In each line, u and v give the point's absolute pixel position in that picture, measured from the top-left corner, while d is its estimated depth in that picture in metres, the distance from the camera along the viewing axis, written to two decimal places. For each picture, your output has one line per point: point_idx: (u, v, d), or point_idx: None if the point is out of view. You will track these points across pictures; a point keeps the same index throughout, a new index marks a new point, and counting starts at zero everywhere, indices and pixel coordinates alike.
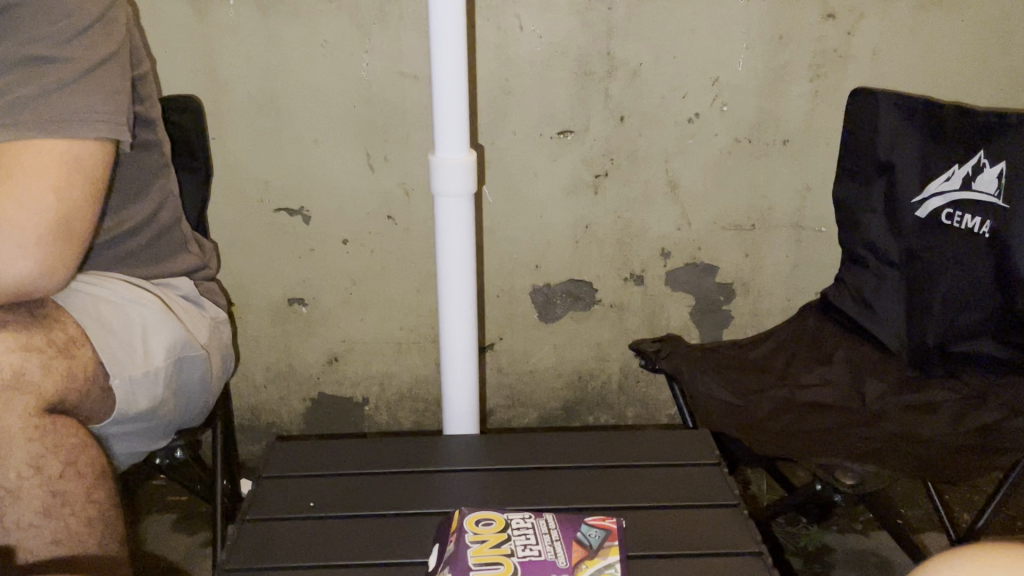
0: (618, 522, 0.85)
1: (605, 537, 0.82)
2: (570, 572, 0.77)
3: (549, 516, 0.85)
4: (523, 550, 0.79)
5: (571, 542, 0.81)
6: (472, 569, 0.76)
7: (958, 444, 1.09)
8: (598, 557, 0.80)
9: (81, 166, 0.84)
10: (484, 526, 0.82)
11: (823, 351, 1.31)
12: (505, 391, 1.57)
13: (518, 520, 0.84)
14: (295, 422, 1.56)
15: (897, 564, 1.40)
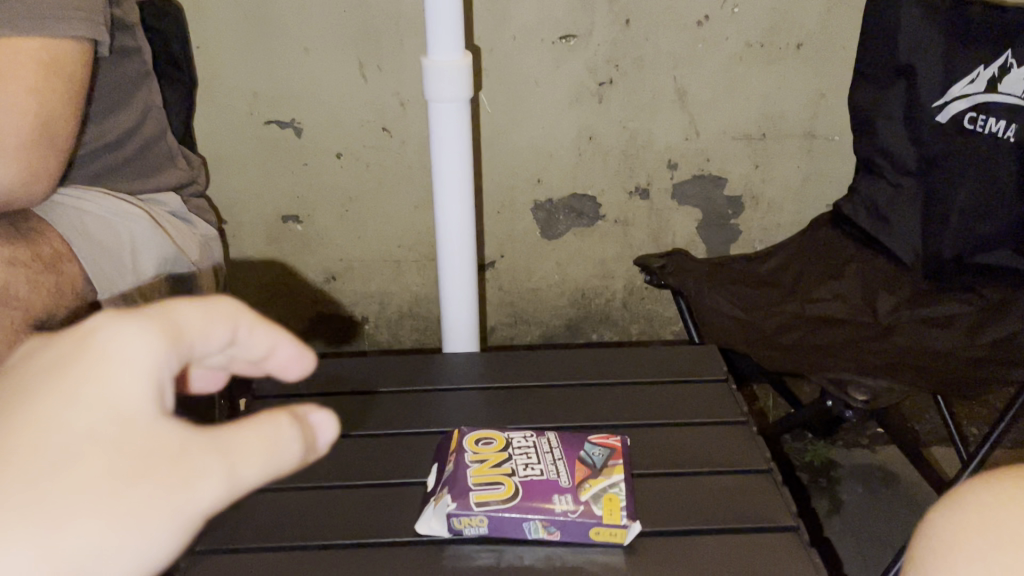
0: (623, 440, 0.83)
1: (610, 456, 0.80)
2: (574, 491, 0.74)
3: (552, 435, 0.83)
4: (525, 470, 0.77)
5: (575, 461, 0.78)
6: (472, 489, 0.74)
7: (973, 358, 1.06)
8: (603, 475, 0.77)
9: (59, 65, 0.79)
10: (484, 446, 0.80)
11: (835, 265, 1.27)
12: (507, 309, 1.54)
13: (519, 440, 0.81)
14: None
15: (904, 479, 1.38)
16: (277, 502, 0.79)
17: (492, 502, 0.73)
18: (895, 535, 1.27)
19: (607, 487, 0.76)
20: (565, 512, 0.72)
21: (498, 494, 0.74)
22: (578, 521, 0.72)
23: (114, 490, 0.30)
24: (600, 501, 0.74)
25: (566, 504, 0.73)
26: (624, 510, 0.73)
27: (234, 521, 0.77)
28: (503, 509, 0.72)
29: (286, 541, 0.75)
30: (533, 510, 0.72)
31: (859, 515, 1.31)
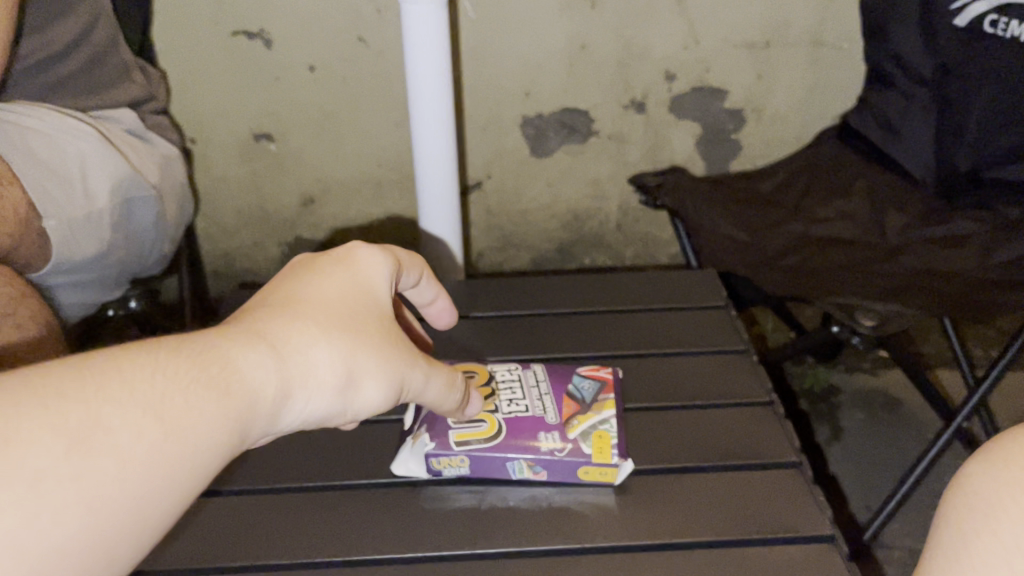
0: (616, 373, 0.77)
1: (601, 391, 0.74)
2: (561, 428, 0.69)
3: (538, 367, 0.77)
4: (508, 406, 0.71)
5: (562, 396, 0.72)
6: (452, 428, 0.68)
7: (986, 279, 1.00)
8: (593, 411, 0.71)
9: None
10: (465, 381, 0.74)
11: (840, 182, 1.20)
12: (495, 232, 1.47)
13: (503, 373, 0.76)
14: (273, 267, 1.49)
15: (906, 403, 1.34)
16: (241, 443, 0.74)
17: (471, 440, 0.67)
18: (897, 462, 1.23)
19: (597, 423, 0.70)
20: (551, 450, 0.67)
21: (479, 432, 0.68)
22: (566, 460, 0.66)
23: (375, 341, 0.51)
24: (590, 438, 0.68)
25: (552, 442, 0.67)
26: (614, 448, 0.67)
27: None
28: (484, 448, 0.67)
29: (251, 485, 0.70)
30: (516, 449, 0.67)
31: (859, 441, 1.27)
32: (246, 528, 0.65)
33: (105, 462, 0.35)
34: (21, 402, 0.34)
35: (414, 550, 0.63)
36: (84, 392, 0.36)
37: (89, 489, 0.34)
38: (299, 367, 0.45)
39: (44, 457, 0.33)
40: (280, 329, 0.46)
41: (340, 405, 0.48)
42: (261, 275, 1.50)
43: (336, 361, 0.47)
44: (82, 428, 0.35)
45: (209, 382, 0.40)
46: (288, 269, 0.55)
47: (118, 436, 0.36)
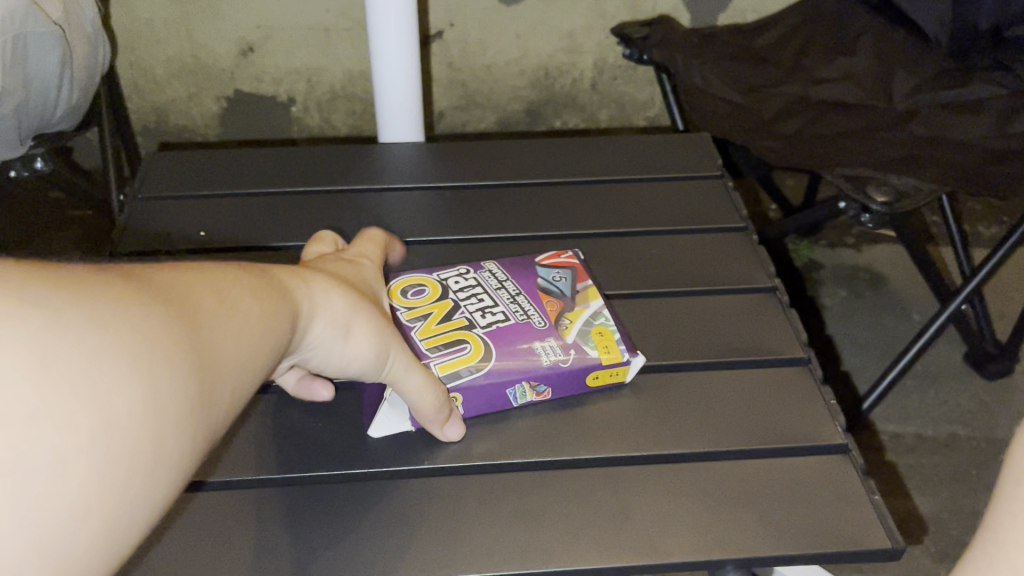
0: (577, 255, 0.66)
1: (575, 281, 0.63)
2: (555, 332, 0.58)
3: (491, 263, 0.65)
4: (486, 317, 0.58)
5: (539, 293, 0.61)
6: (432, 359, 0.55)
7: (1004, 149, 0.90)
8: (579, 305, 0.61)
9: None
10: (413, 298, 0.59)
11: (843, 39, 1.08)
12: (457, 90, 1.33)
13: (456, 280, 0.62)
14: (210, 126, 1.34)
15: (891, 281, 1.27)
16: None
17: (463, 371, 0.54)
18: (882, 345, 1.17)
19: (591, 318, 0.60)
20: (554, 362, 0.56)
21: (468, 357, 0.55)
22: (572, 369, 0.56)
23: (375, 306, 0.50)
24: (590, 338, 0.58)
25: (553, 352, 0.56)
26: (622, 344, 0.58)
27: None
28: (480, 379, 0.54)
29: None
30: (518, 372, 0.55)
31: (843, 321, 1.21)
32: None
33: (237, 315, 0.38)
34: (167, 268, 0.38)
35: (361, 464, 0.53)
36: (209, 277, 0.39)
37: (230, 330, 0.37)
38: (325, 305, 0.46)
39: (197, 298, 0.36)
40: (309, 275, 0.47)
41: (341, 348, 0.46)
42: (197, 134, 1.35)
43: (351, 310, 0.47)
44: (222, 294, 0.38)
45: (274, 289, 0.42)
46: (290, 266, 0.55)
47: (239, 302, 0.39)
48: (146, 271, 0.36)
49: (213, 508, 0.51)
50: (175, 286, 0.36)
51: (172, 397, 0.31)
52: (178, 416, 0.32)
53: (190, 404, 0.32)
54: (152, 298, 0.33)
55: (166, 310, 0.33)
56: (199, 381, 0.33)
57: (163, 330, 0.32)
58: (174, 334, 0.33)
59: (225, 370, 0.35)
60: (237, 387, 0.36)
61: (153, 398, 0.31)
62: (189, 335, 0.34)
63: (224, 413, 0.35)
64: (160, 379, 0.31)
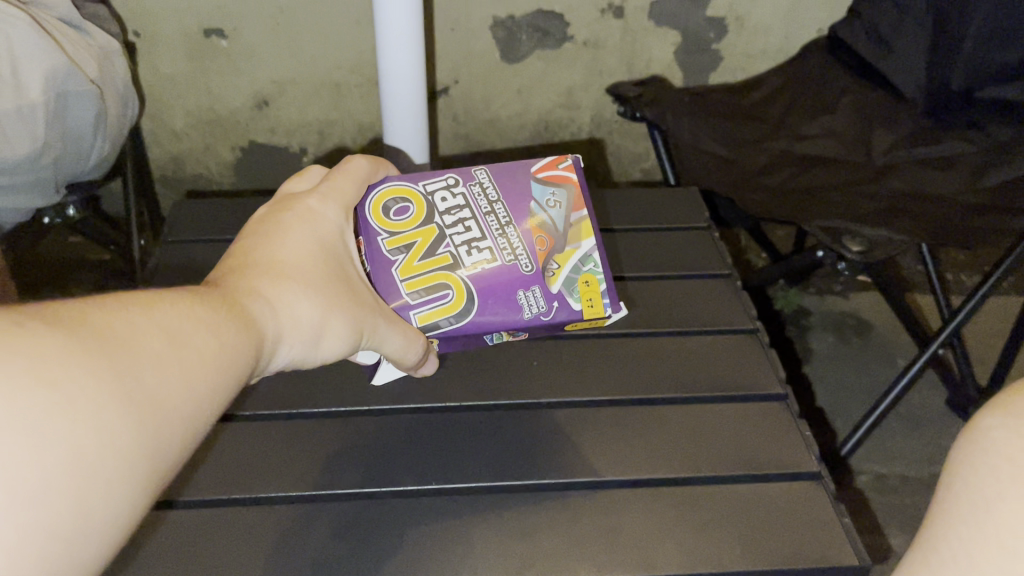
0: (576, 163, 0.67)
1: (569, 208, 0.65)
2: (542, 281, 0.62)
3: (483, 173, 0.66)
4: (470, 256, 0.62)
5: (530, 226, 0.63)
6: (414, 306, 0.60)
7: (976, 203, 0.96)
8: (570, 245, 0.64)
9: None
10: (400, 220, 0.62)
11: (826, 97, 1.15)
12: (461, 142, 1.40)
13: (444, 196, 0.64)
14: (225, 174, 1.41)
15: (876, 326, 1.32)
16: None
17: (444, 321, 0.61)
18: (867, 387, 1.21)
19: (578, 263, 0.63)
20: (536, 315, 0.62)
21: (449, 307, 0.61)
22: (551, 320, 0.63)
23: (344, 296, 0.52)
24: (574, 288, 0.63)
25: (535, 304, 0.62)
26: (604, 296, 0.63)
27: None
28: (456, 329, 0.61)
29: None
30: (496, 325, 0.61)
31: (829, 364, 1.26)
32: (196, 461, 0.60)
33: (191, 353, 0.37)
34: (113, 305, 0.35)
35: (370, 485, 0.58)
36: (160, 307, 0.37)
37: (184, 372, 0.36)
38: (290, 315, 0.47)
39: (148, 341, 0.35)
40: (271, 282, 0.48)
41: (311, 350, 0.49)
42: (213, 181, 1.42)
43: (318, 313, 0.49)
44: (169, 324, 0.37)
45: (232, 309, 0.42)
46: (250, 222, 0.55)
47: (192, 339, 0.37)
48: (91, 311, 0.34)
49: (240, 524, 0.55)
50: (122, 329, 0.34)
51: (125, 477, 0.31)
52: (131, 493, 0.31)
53: (145, 475, 0.32)
54: (99, 358, 0.31)
55: (118, 369, 0.32)
56: (152, 450, 0.32)
57: (114, 403, 0.31)
58: (125, 403, 0.31)
59: (179, 422, 0.34)
60: (192, 435, 0.35)
61: (106, 483, 0.30)
62: (140, 398, 0.32)
63: (179, 457, 0.35)
64: (98, 437, 0.30)
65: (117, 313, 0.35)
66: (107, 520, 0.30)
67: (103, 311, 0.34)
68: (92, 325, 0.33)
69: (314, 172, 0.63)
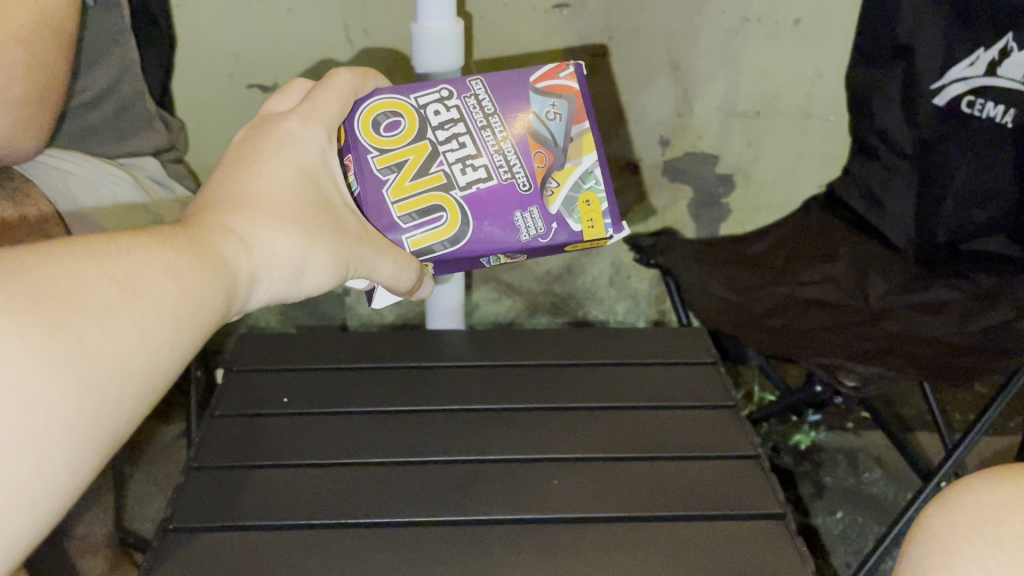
0: (577, 71, 0.78)
1: (570, 121, 0.77)
2: (540, 202, 0.76)
3: (479, 82, 0.77)
4: (463, 175, 0.74)
5: (531, 143, 0.76)
6: (414, 226, 0.74)
7: (964, 344, 1.04)
8: (572, 161, 0.76)
9: (52, 26, 0.67)
10: (392, 137, 0.74)
11: (826, 246, 1.26)
12: (492, 284, 1.52)
13: (437, 110, 0.75)
14: (273, 312, 1.53)
15: (887, 463, 1.37)
16: (256, 478, 0.75)
17: (437, 244, 0.74)
18: (878, 520, 1.26)
19: (579, 181, 0.76)
20: (535, 235, 0.76)
21: (443, 230, 0.74)
22: (551, 239, 0.76)
23: (323, 230, 0.63)
24: (576, 209, 0.76)
25: (533, 224, 0.75)
26: (605, 218, 0.77)
27: (215, 493, 0.73)
28: (451, 251, 0.75)
29: (257, 519, 0.70)
30: (498, 241, 0.75)
31: (842, 500, 1.31)
32: (254, 561, 0.66)
33: (145, 304, 0.46)
34: (72, 255, 0.45)
35: None
36: (117, 258, 0.47)
37: (135, 322, 0.46)
38: (264, 253, 0.58)
39: (98, 293, 0.44)
40: (244, 221, 0.58)
41: (296, 276, 0.61)
42: (261, 318, 1.54)
43: (292, 250, 0.60)
44: (123, 273, 0.46)
45: (205, 252, 0.53)
46: (234, 148, 0.65)
47: (154, 287, 0.48)
48: (58, 265, 0.44)
49: None
50: (71, 283, 0.43)
51: (57, 438, 0.40)
52: (71, 446, 0.41)
53: (98, 404, 0.42)
54: (43, 330, 0.40)
55: (57, 339, 0.41)
56: (90, 411, 0.42)
57: (51, 370, 0.40)
58: (66, 368, 0.41)
59: (128, 368, 0.44)
60: (148, 377, 0.46)
61: (39, 449, 0.39)
62: (79, 361, 0.42)
63: (142, 372, 0.45)
64: (50, 377, 0.40)
65: (70, 266, 0.44)
66: (69, 438, 0.41)
67: (52, 265, 0.43)
68: (37, 285, 0.42)
69: (299, 85, 0.73)
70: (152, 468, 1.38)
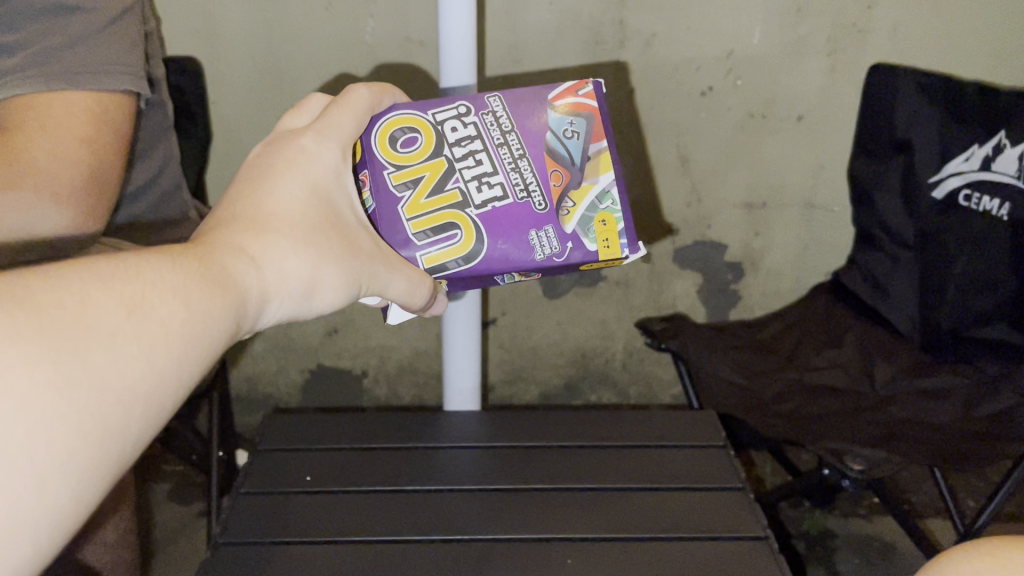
0: (597, 88, 0.72)
1: (588, 139, 0.72)
2: (555, 221, 0.70)
3: (497, 98, 0.72)
4: (478, 193, 0.69)
5: (546, 161, 0.71)
6: (428, 244, 0.69)
7: (968, 431, 1.06)
8: (588, 180, 0.71)
9: (113, 125, 0.74)
10: (407, 154, 0.69)
11: (833, 333, 1.29)
12: (507, 367, 1.56)
13: (454, 126, 0.71)
14: (292, 394, 1.57)
15: (900, 549, 1.38)
16: (281, 555, 0.78)
17: (450, 263, 0.69)
18: None
19: (595, 201, 0.71)
20: (550, 255, 0.70)
21: (458, 247, 0.69)
22: (566, 260, 0.70)
23: (338, 251, 0.56)
24: (592, 228, 0.70)
25: (549, 244, 0.70)
26: (622, 237, 0.71)
27: (240, 569, 0.76)
28: (465, 269, 0.69)
29: None
30: (512, 263, 0.69)
31: None
32: None
33: (151, 326, 0.41)
34: (75, 273, 0.39)
35: None
36: (121, 277, 0.41)
37: (143, 349, 0.40)
38: (277, 271, 0.52)
39: (105, 315, 0.39)
40: (255, 237, 0.51)
41: (308, 300, 0.54)
42: (281, 399, 1.57)
43: (305, 269, 0.53)
44: (129, 295, 0.40)
45: (209, 270, 0.46)
46: (245, 165, 0.58)
47: (160, 311, 0.42)
48: (58, 283, 0.38)
49: None
50: (75, 304, 0.38)
51: (56, 471, 0.35)
52: (71, 478, 0.35)
53: (98, 438, 0.37)
54: (43, 353, 0.35)
55: (60, 363, 0.35)
56: (92, 440, 0.36)
57: (48, 397, 0.35)
58: (65, 395, 0.35)
59: (133, 396, 0.39)
60: (152, 405, 0.40)
61: (38, 480, 0.34)
62: (81, 389, 0.36)
63: (149, 404, 0.40)
64: (53, 405, 0.35)
65: (73, 284, 0.38)
66: (72, 472, 0.35)
67: (60, 286, 0.38)
68: (40, 304, 0.36)
69: (316, 101, 0.67)
70: (169, 547, 1.40)
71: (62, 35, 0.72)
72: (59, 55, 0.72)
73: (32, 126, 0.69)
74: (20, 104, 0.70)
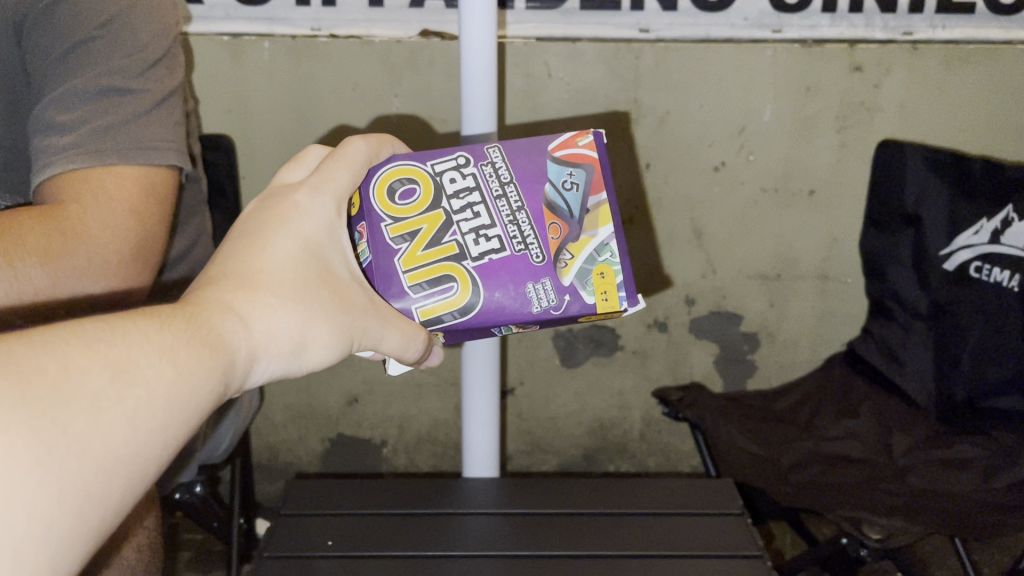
0: (597, 139, 0.70)
1: (587, 192, 0.69)
2: (553, 273, 0.67)
3: (495, 146, 0.70)
4: (476, 246, 0.67)
5: (544, 213, 0.68)
6: (422, 296, 0.66)
7: (988, 501, 1.06)
8: (587, 233, 0.68)
9: (156, 198, 0.78)
10: (407, 205, 0.67)
11: (849, 404, 1.30)
12: (525, 437, 1.57)
13: (453, 177, 0.68)
14: (313, 463, 1.58)
15: None
16: None
17: (445, 316, 0.66)
18: None
19: (594, 252, 0.68)
20: (546, 308, 0.67)
21: (455, 300, 0.66)
22: (564, 312, 0.67)
23: (330, 309, 0.52)
24: (590, 282, 0.68)
25: (546, 296, 0.67)
26: (620, 290, 0.68)
27: None
28: (462, 321, 0.66)
29: None
30: (509, 317, 0.66)
31: None
32: None
33: (136, 392, 0.37)
34: (53, 338, 0.36)
35: None
36: (107, 339, 0.38)
37: (125, 414, 0.36)
38: (266, 328, 0.48)
39: (88, 381, 0.35)
40: (244, 293, 0.48)
41: (297, 362, 0.50)
42: (301, 468, 1.59)
43: (297, 326, 0.49)
44: (114, 359, 0.37)
45: (192, 332, 0.42)
46: (237, 221, 0.55)
47: (145, 374, 0.38)
48: (36, 348, 0.35)
49: None
50: (56, 371, 0.35)
51: (34, 546, 0.32)
52: (47, 554, 0.33)
53: (75, 510, 0.34)
54: (22, 420, 0.32)
55: (40, 432, 0.33)
56: (72, 510, 0.33)
57: (27, 465, 0.32)
58: (46, 464, 0.33)
59: (114, 461, 0.35)
60: (137, 472, 0.37)
61: (14, 560, 0.31)
62: (62, 458, 0.33)
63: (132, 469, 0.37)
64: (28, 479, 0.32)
65: (54, 348, 0.35)
66: (51, 547, 0.33)
67: (41, 352, 0.35)
68: (21, 371, 0.33)
69: (313, 154, 0.63)
70: None
71: (113, 115, 0.77)
72: (111, 133, 0.76)
73: (85, 199, 0.74)
74: (73, 177, 0.74)
